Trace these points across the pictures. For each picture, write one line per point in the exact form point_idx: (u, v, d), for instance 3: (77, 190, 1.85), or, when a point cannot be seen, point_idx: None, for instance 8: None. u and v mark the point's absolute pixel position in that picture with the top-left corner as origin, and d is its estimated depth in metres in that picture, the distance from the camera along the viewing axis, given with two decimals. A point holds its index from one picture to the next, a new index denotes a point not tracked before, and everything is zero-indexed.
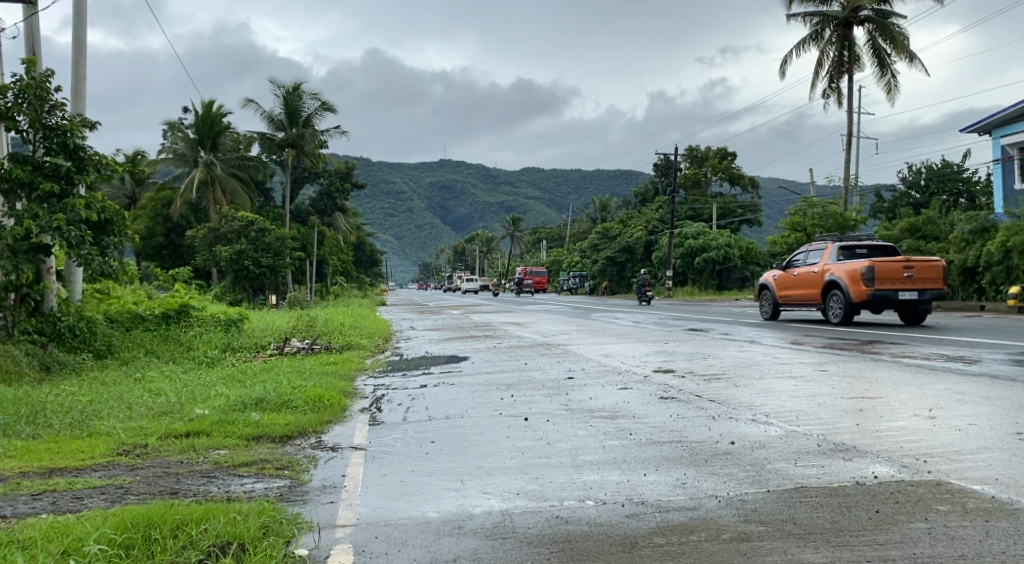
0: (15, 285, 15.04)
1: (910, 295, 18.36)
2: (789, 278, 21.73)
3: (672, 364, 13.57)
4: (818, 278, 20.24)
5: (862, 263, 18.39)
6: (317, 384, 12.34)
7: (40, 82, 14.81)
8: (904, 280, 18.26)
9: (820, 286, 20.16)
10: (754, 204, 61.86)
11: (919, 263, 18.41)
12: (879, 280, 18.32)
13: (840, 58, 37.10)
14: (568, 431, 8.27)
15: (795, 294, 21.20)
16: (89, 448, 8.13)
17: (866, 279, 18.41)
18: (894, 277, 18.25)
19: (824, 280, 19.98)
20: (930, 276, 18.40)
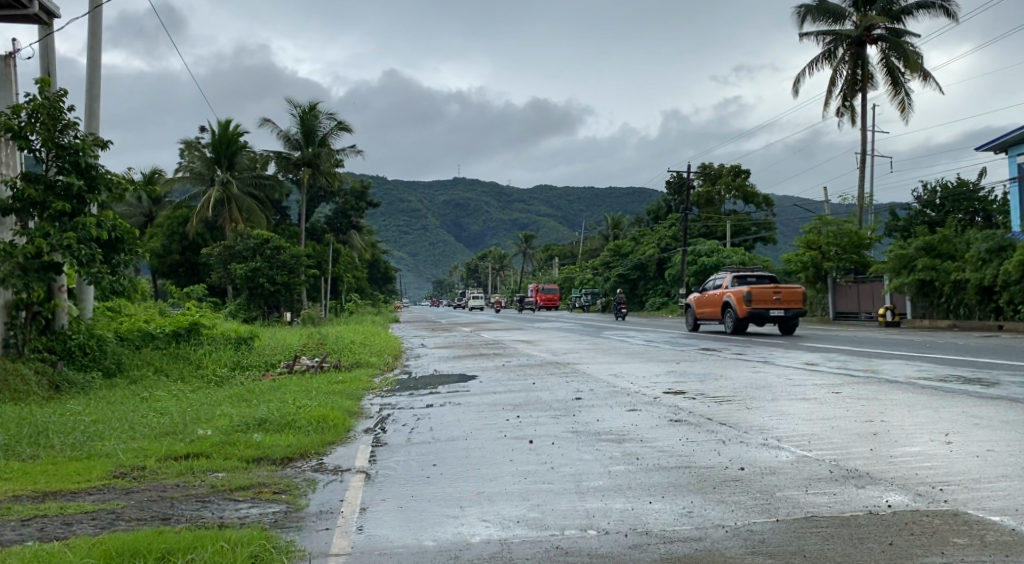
0: (25, 303, 15.00)
1: (778, 312, 25.07)
2: (703, 298, 27.99)
3: (683, 385, 13.35)
4: (719, 299, 26.67)
5: (744, 288, 24.94)
6: (323, 404, 12.17)
7: (53, 101, 14.81)
8: (772, 302, 25.01)
9: (720, 305, 26.60)
10: (768, 222, 61.54)
11: (785, 290, 25.04)
12: (755, 301, 24.91)
13: (854, 77, 36.92)
14: (575, 454, 8.10)
15: (704, 311, 27.60)
16: (86, 471, 7.99)
17: (745, 300, 24.96)
18: (766, 299, 24.87)
19: (722, 300, 26.41)
20: (794, 299, 25.01)
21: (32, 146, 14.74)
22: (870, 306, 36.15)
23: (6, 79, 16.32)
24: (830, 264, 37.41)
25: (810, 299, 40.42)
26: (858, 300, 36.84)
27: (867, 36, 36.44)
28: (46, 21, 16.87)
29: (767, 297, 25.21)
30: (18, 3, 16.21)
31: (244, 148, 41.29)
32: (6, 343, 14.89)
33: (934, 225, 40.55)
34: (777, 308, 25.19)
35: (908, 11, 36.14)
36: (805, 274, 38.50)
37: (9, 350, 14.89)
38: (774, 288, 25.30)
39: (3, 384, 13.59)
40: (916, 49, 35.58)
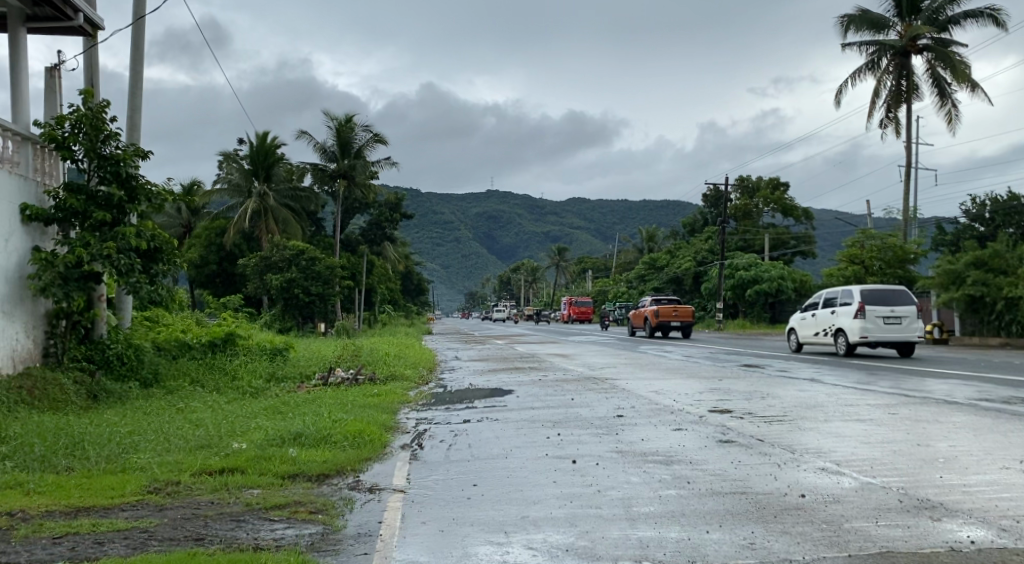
0: (65, 312, 14.93)
1: (679, 324, 36.20)
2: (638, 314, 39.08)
3: (729, 403, 12.97)
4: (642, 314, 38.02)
5: (654, 307, 36.27)
6: (358, 418, 11.90)
7: (95, 112, 14.80)
8: (673, 316, 36.20)
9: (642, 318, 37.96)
10: (807, 236, 60.70)
11: (682, 309, 36.28)
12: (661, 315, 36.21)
13: (898, 88, 36.20)
14: (620, 476, 7.75)
15: (636, 323, 38.80)
16: (119, 485, 7.74)
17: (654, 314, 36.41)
18: (669, 313, 36.14)
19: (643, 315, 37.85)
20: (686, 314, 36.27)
21: (74, 156, 14.72)
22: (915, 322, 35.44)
23: (51, 91, 16.34)
24: (873, 279, 36.75)
25: None
26: None
27: (912, 46, 35.77)
28: (91, 33, 16.90)
29: (670, 313, 36.35)
30: (64, 15, 16.21)
31: (282, 160, 41.40)
32: (46, 352, 14.82)
33: (982, 239, 39.72)
34: (678, 320, 36.36)
35: (955, 21, 35.43)
36: None
37: (48, 359, 14.80)
38: (675, 307, 36.54)
39: (41, 393, 13.47)
40: (963, 59, 34.80)
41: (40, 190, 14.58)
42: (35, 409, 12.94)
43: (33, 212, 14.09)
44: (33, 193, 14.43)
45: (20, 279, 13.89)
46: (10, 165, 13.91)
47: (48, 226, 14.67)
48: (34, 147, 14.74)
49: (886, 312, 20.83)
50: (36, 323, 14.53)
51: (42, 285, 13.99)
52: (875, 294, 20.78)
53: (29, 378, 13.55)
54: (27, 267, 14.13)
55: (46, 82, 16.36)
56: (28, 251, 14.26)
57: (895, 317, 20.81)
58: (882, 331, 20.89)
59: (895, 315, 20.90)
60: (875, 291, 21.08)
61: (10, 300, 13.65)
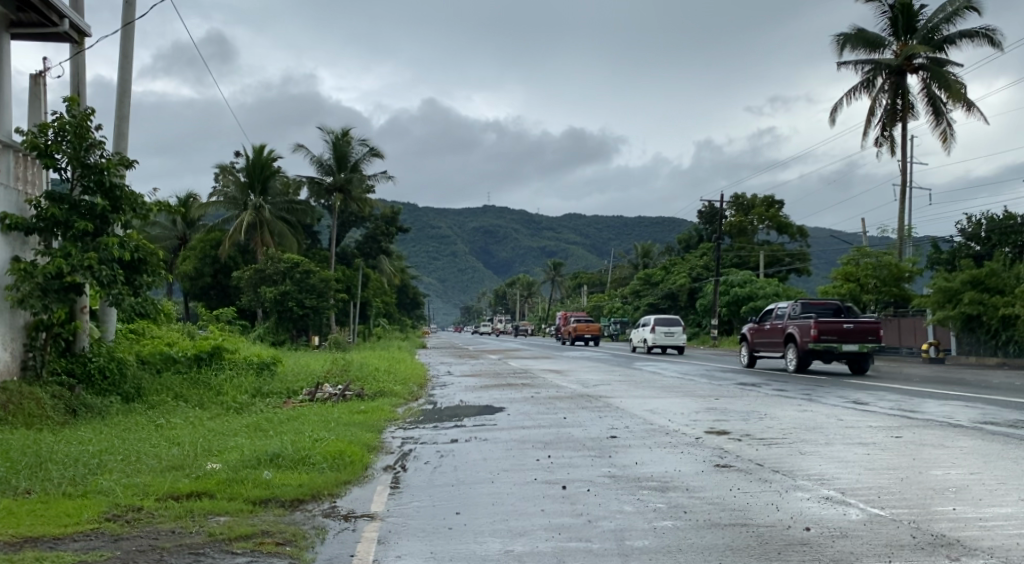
0: (45, 325, 14.43)
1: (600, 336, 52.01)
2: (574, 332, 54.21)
3: (726, 424, 12.54)
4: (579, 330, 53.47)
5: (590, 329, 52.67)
6: (341, 438, 11.38)
7: (80, 120, 14.30)
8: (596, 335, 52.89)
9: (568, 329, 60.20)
10: (803, 253, 60.29)
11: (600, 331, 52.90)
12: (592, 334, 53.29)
13: (893, 107, 35.94)
14: (611, 505, 7.26)
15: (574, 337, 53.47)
16: (77, 511, 7.25)
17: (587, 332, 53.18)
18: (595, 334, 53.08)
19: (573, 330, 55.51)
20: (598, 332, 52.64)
21: (57, 165, 14.22)
22: (910, 341, 35.08)
23: (35, 98, 15.85)
24: (869, 296, 36.39)
25: None
26: (899, 335, 35.84)
27: (907, 65, 35.38)
28: (78, 40, 16.53)
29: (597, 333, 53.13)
30: (49, 22, 15.81)
31: (278, 172, 41.00)
32: (24, 365, 14.34)
33: (979, 257, 39.31)
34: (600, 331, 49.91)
35: (951, 40, 35.06)
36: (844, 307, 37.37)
37: (27, 372, 14.32)
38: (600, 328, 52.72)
39: (15, 408, 12.96)
40: (957, 79, 34.48)
41: (20, 198, 14.12)
42: (8, 426, 12.44)
43: (13, 221, 13.62)
44: (13, 201, 13.96)
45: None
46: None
47: (29, 235, 14.20)
48: (16, 155, 14.27)
49: (667, 330, 37.29)
50: (14, 335, 14.04)
51: (20, 297, 13.48)
52: (660, 320, 37.22)
53: (6, 392, 13.06)
54: (4, 278, 13.64)
55: (31, 88, 15.87)
56: (7, 262, 13.77)
57: (671, 333, 37.35)
58: (664, 340, 37.38)
59: (671, 332, 37.32)
60: (664, 319, 37.71)
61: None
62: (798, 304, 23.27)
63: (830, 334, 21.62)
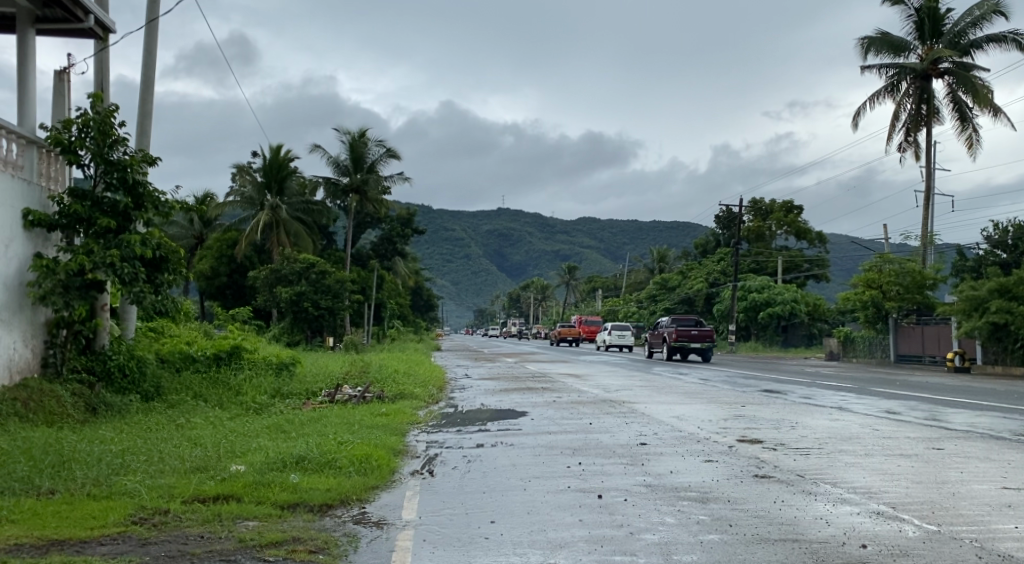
0: (65, 322, 14.28)
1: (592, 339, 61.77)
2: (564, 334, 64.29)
3: (757, 431, 12.29)
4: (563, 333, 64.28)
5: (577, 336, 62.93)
6: (365, 441, 11.17)
7: (104, 117, 14.14)
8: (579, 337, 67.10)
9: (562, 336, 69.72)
10: (822, 259, 59.87)
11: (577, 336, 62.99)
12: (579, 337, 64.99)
13: (918, 111, 35.50)
14: (653, 516, 7.01)
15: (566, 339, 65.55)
16: (102, 513, 7.06)
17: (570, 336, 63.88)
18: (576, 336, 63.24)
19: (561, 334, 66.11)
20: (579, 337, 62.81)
21: (81, 161, 14.07)
22: (934, 349, 34.35)
23: (59, 95, 15.72)
24: (892, 303, 35.99)
25: (868, 341, 38.97)
26: (923, 342, 34.98)
27: (934, 69, 35.04)
28: (102, 36, 16.29)
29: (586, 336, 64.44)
30: (74, 17, 15.54)
31: (295, 173, 40.92)
32: (45, 362, 14.20)
33: (1005, 265, 38.83)
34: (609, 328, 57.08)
35: (977, 45, 34.66)
36: (865, 314, 36.97)
37: (47, 369, 14.16)
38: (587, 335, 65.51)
39: (36, 405, 12.82)
40: (984, 83, 34.09)
41: (43, 195, 13.98)
42: (29, 423, 12.27)
43: (35, 217, 13.47)
44: (37, 197, 13.82)
45: (19, 286, 13.25)
46: (14, 169, 13.28)
47: (52, 231, 14.04)
48: (41, 151, 14.12)
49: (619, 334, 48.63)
50: (35, 332, 13.90)
51: (42, 294, 13.33)
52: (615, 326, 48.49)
53: (26, 389, 12.91)
54: (27, 274, 13.50)
55: (55, 85, 15.75)
56: (30, 258, 13.61)
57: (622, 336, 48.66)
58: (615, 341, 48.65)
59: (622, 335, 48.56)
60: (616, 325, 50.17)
61: (9, 308, 13.00)
62: (668, 316, 34.62)
63: (683, 336, 33.76)
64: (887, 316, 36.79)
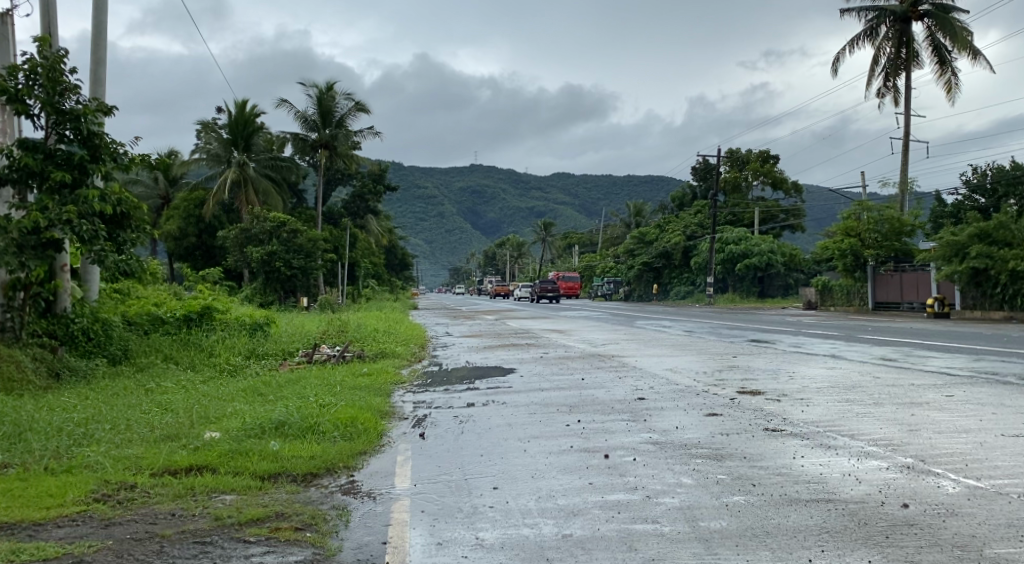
0: (23, 284, 13.47)
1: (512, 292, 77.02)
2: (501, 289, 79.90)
3: (756, 382, 11.78)
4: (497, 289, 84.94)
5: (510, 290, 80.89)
6: (349, 403, 10.53)
7: (52, 62, 13.23)
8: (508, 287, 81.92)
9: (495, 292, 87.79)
10: (798, 209, 59.59)
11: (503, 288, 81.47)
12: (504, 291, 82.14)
13: (897, 56, 34.88)
14: (667, 477, 6.46)
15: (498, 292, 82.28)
16: (60, 491, 6.52)
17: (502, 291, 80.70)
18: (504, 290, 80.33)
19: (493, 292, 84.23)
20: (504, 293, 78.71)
21: (31, 111, 13.15)
22: (912, 296, 34.16)
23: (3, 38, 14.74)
24: (870, 251, 35.69)
25: (847, 289, 38.68)
26: (901, 289, 34.75)
27: (913, 12, 34.33)
28: None
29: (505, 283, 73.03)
30: None
31: (262, 129, 39.78)
32: (2, 326, 13.41)
33: (983, 210, 38.60)
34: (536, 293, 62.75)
35: None
36: (843, 262, 36.64)
37: (6, 334, 13.40)
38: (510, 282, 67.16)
39: None
40: (963, 26, 33.43)
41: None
42: None
43: None
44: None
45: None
46: None
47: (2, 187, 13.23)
48: None
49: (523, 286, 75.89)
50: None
51: None
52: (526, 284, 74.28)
53: None
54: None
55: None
56: None
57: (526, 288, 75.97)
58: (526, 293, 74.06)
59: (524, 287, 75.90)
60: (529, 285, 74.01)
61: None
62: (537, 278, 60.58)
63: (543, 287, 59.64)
64: (865, 264, 36.48)
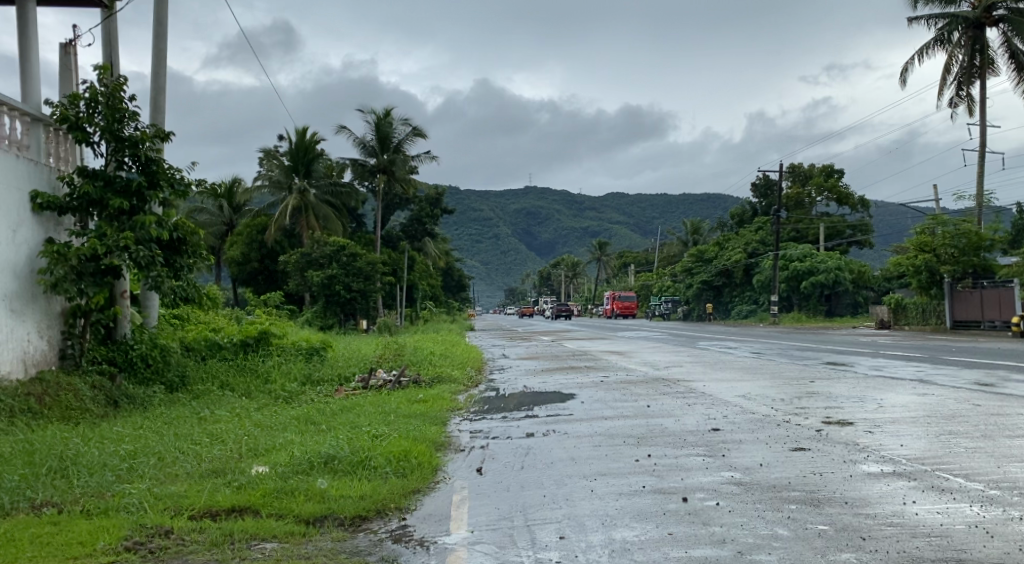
0: (82, 311, 13.15)
1: None
2: None
3: (842, 411, 10.85)
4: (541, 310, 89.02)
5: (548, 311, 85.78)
6: (403, 434, 9.89)
7: (112, 90, 12.95)
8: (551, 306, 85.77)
9: None
10: (865, 224, 57.84)
11: None
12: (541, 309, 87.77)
13: (971, 62, 33.46)
14: (758, 528, 5.73)
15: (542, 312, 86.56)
16: (90, 538, 5.98)
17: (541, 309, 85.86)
18: None
19: None
20: None
21: (90, 138, 12.89)
22: (994, 314, 32.49)
23: (65, 69, 14.60)
24: (945, 268, 34.23)
25: (922, 307, 37.06)
26: (981, 307, 33.08)
27: (986, 18, 32.98)
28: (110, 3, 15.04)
29: None
30: None
31: (322, 155, 39.70)
32: (63, 354, 13.08)
33: None
34: None
35: None
36: (917, 280, 35.23)
37: (66, 362, 13.06)
38: None
39: (53, 399, 11.74)
40: None
41: (53, 175, 12.81)
42: (43, 420, 11.18)
43: (45, 200, 12.29)
44: (46, 178, 12.66)
45: (29, 274, 12.06)
46: (18, 149, 12.17)
47: (63, 215, 12.90)
48: (48, 129, 13.00)
49: None
50: (52, 323, 12.78)
51: (54, 281, 12.14)
52: None
53: (42, 383, 11.81)
54: (38, 261, 12.32)
55: (61, 59, 14.63)
56: (40, 244, 12.46)
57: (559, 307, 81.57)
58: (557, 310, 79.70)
59: None
60: None
61: (19, 298, 11.86)
62: None
63: None
64: (941, 281, 35.00)
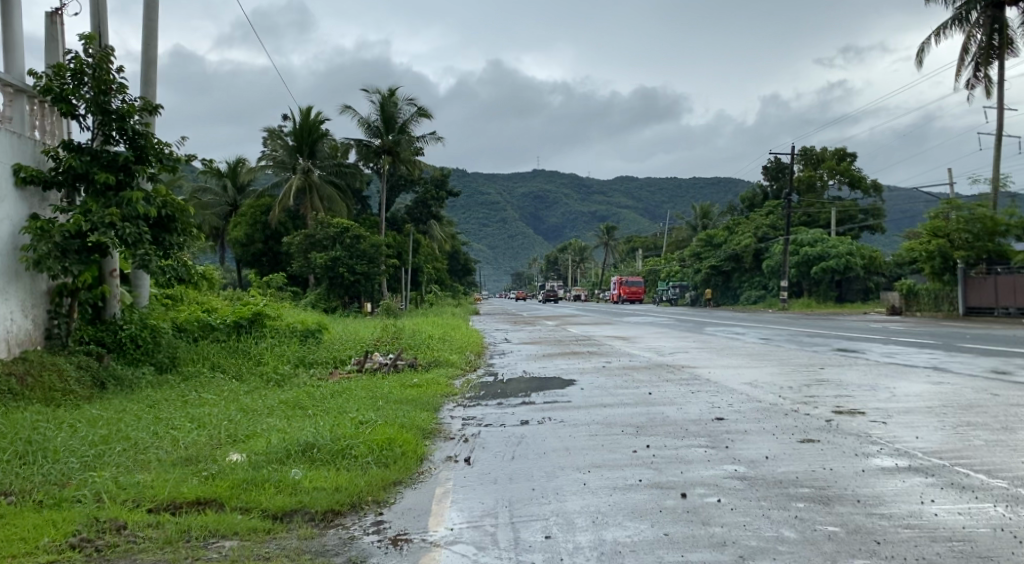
0: (69, 290, 12.65)
1: None
2: None
3: (853, 401, 10.32)
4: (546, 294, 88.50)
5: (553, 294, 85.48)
6: (392, 420, 9.38)
7: (98, 61, 12.37)
8: None
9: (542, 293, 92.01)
10: (876, 209, 57.04)
11: None
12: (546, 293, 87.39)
13: (990, 43, 32.65)
14: (763, 529, 5.22)
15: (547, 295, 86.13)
16: (35, 533, 5.50)
17: None
18: None
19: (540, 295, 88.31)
20: None
21: (75, 111, 12.31)
22: (1009, 300, 31.82)
23: (51, 39, 14.04)
24: (959, 253, 33.54)
25: (936, 294, 36.25)
26: (995, 293, 32.43)
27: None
28: None
29: None
30: None
31: (326, 135, 39.08)
32: (49, 334, 12.56)
33: None
34: None
35: None
36: (930, 265, 34.54)
37: (52, 342, 12.56)
38: None
39: (36, 379, 11.27)
40: None
41: (38, 149, 12.23)
42: (22, 401, 10.69)
43: (28, 174, 11.73)
44: (30, 152, 12.11)
45: (11, 252, 11.49)
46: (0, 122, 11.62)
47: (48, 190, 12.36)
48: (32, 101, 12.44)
49: None
50: (37, 302, 12.26)
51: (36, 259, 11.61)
52: None
53: (25, 362, 11.32)
54: (22, 237, 11.77)
55: (47, 28, 14.08)
56: (25, 219, 11.92)
57: None
58: None
59: None
60: None
61: None
62: None
63: None
64: (954, 266, 34.30)
